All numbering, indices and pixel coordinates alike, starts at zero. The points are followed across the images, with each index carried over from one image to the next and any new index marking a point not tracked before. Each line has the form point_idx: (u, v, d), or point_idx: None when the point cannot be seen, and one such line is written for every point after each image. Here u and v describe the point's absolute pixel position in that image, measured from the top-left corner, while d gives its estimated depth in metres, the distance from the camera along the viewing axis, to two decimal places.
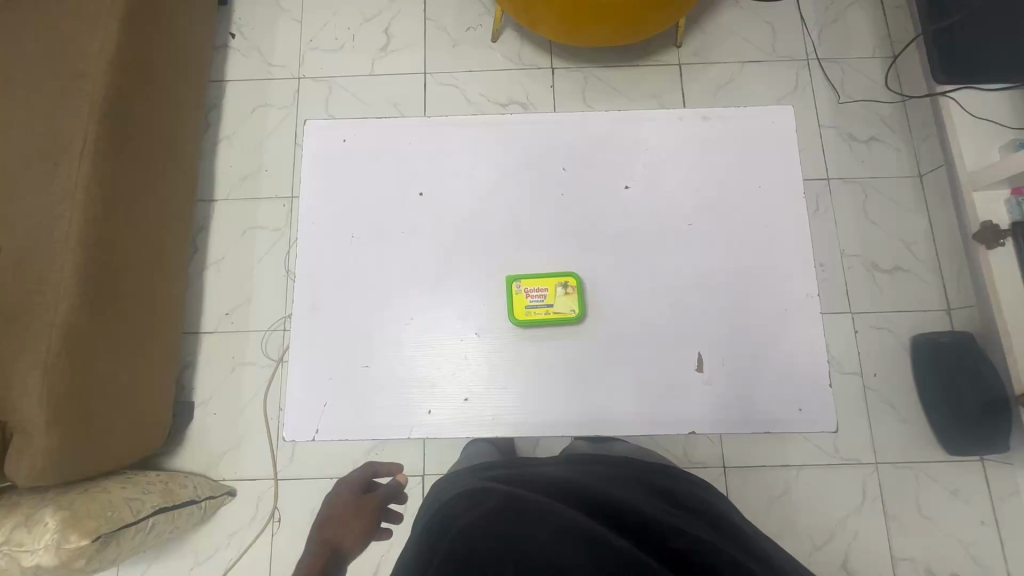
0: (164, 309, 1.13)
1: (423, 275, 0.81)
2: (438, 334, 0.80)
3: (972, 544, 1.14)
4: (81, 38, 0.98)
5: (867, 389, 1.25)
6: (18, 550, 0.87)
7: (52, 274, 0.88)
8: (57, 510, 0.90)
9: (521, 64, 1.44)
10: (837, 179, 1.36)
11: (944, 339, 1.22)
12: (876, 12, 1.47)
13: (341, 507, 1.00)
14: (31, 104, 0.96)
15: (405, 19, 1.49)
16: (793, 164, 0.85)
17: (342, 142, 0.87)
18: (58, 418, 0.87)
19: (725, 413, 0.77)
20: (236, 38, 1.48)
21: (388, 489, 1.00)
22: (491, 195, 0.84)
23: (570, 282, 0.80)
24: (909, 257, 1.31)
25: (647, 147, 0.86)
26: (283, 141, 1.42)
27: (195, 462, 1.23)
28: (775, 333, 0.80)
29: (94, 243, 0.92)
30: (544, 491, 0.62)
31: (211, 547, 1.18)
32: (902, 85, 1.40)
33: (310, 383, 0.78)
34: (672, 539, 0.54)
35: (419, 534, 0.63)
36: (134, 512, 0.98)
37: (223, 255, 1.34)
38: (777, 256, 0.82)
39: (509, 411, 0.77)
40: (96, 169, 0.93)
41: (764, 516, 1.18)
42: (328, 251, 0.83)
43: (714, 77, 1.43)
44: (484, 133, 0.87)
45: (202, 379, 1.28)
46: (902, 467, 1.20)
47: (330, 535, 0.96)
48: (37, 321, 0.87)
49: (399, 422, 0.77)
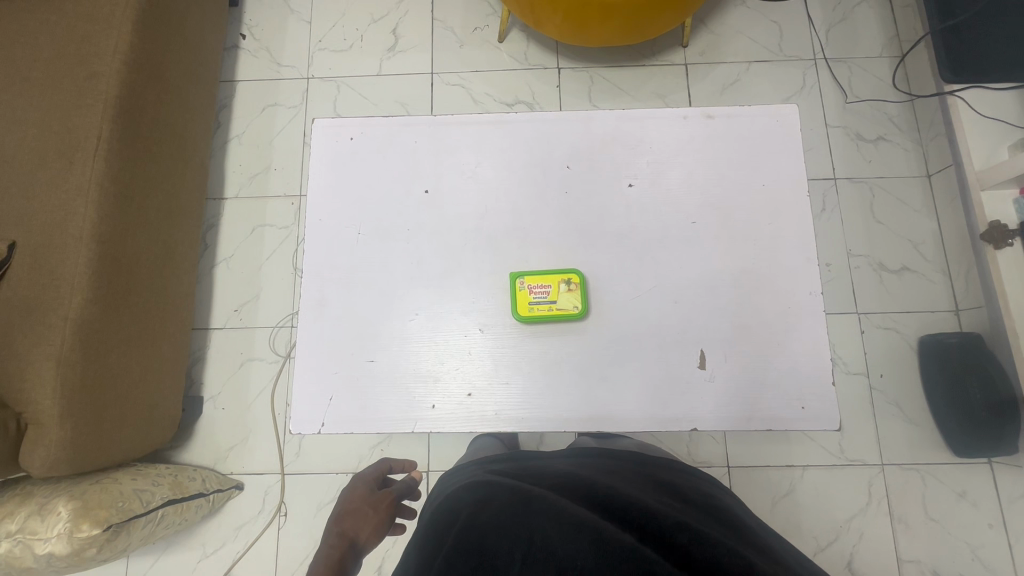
0: (175, 304, 1.15)
1: (428, 272, 0.83)
2: (441, 329, 0.81)
3: (979, 546, 1.13)
4: (96, 39, 1.00)
5: (873, 389, 1.24)
6: (32, 538, 0.90)
7: (66, 269, 0.90)
8: (69, 500, 0.92)
9: (527, 64, 1.45)
10: (845, 179, 1.36)
11: (953, 339, 1.20)
12: (884, 11, 1.46)
13: (356, 501, 0.88)
14: (48, 104, 0.98)
15: (413, 19, 1.50)
16: (796, 164, 0.85)
17: (350, 141, 0.88)
18: (70, 409, 0.89)
19: (728, 410, 0.77)
20: (247, 39, 1.50)
21: (403, 484, 0.92)
22: (494, 194, 0.85)
23: (573, 279, 0.81)
24: (916, 257, 1.30)
25: (651, 145, 0.87)
26: (292, 140, 1.43)
27: (204, 456, 1.25)
28: (778, 332, 0.80)
29: (106, 238, 0.94)
30: (549, 485, 0.62)
31: (219, 540, 1.20)
32: (910, 85, 1.39)
33: (315, 376, 0.80)
34: (675, 534, 0.53)
35: (424, 527, 0.64)
36: (144, 503, 1.00)
37: (233, 251, 1.36)
38: (780, 255, 0.82)
39: (511, 407, 0.78)
40: (110, 167, 0.95)
41: (768, 516, 1.17)
42: (333, 250, 0.84)
43: (721, 77, 1.43)
44: (490, 130, 0.88)
45: (211, 374, 1.29)
46: (909, 468, 1.19)
47: (346, 529, 0.84)
48: (51, 315, 0.88)
49: (402, 416, 0.78)
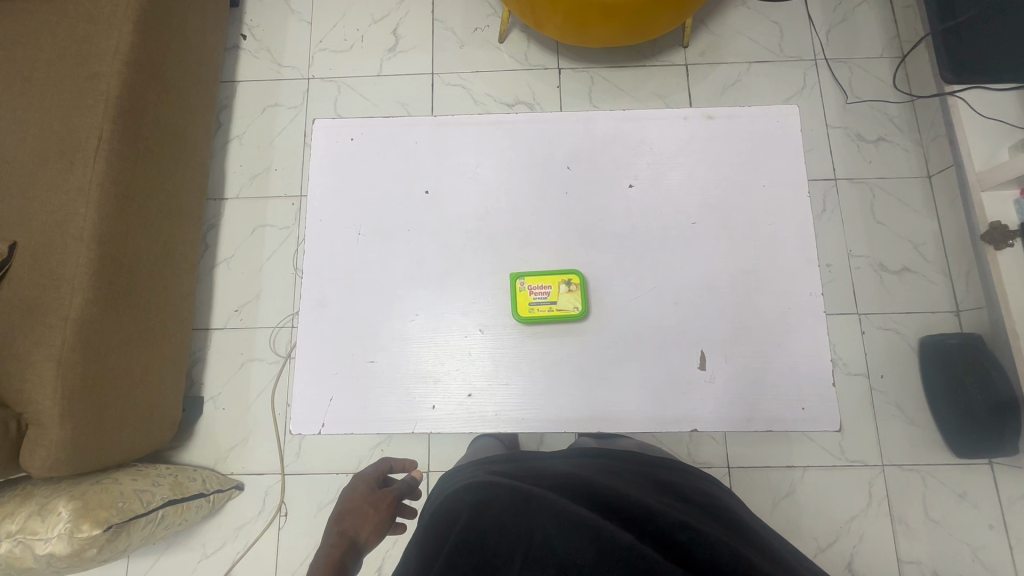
0: (176, 304, 1.15)
1: (428, 272, 0.83)
2: (442, 329, 0.81)
3: (980, 547, 1.13)
4: (96, 39, 1.00)
5: (874, 390, 1.24)
6: (32, 538, 0.90)
7: (67, 268, 0.90)
8: (69, 500, 0.92)
9: (527, 64, 1.45)
10: (845, 180, 1.36)
11: (953, 340, 1.20)
12: (885, 11, 1.46)
13: (356, 500, 0.88)
14: (49, 104, 0.98)
15: (413, 20, 1.50)
16: (797, 165, 0.85)
17: (351, 141, 0.88)
18: (70, 409, 0.89)
19: (729, 411, 0.77)
20: (248, 40, 1.50)
21: (404, 483, 0.91)
22: (494, 194, 0.85)
23: (573, 279, 0.81)
24: (917, 258, 1.30)
25: (652, 146, 0.87)
26: (293, 140, 1.43)
27: (204, 456, 1.25)
28: (778, 333, 0.80)
29: (107, 237, 0.94)
30: (549, 485, 0.62)
31: (219, 540, 1.20)
32: (911, 85, 1.39)
33: (315, 377, 0.80)
34: (675, 534, 0.53)
35: (424, 526, 0.64)
36: (144, 503, 1.00)
37: (234, 251, 1.36)
38: (781, 255, 0.82)
39: (511, 407, 0.78)
40: (111, 167, 0.95)
41: (768, 517, 1.17)
42: (334, 250, 0.84)
43: (722, 77, 1.43)
44: (491, 131, 0.88)
45: (211, 374, 1.30)
46: (909, 468, 1.19)
47: (346, 528, 0.84)
48: (52, 315, 0.88)
49: (403, 417, 0.78)
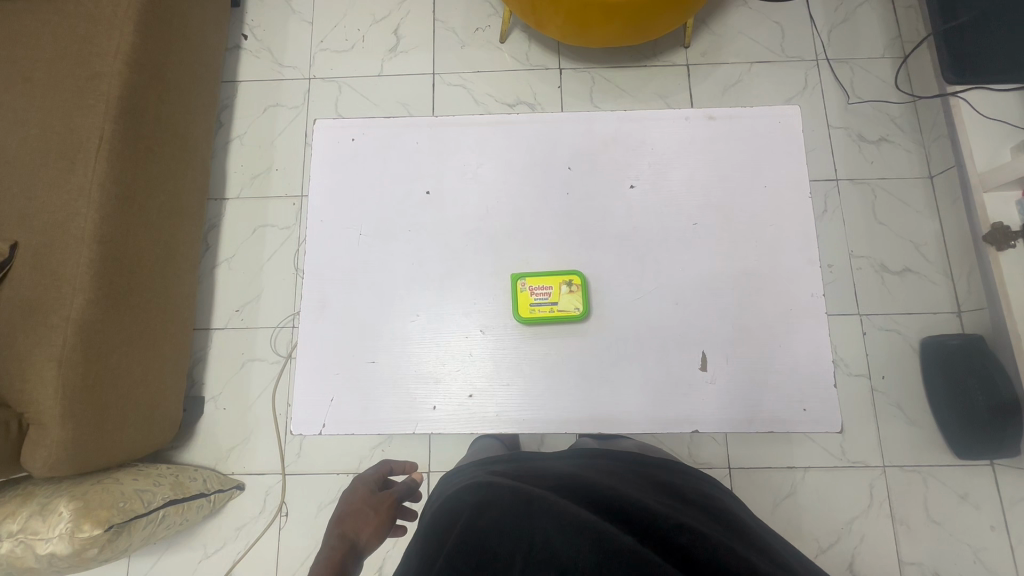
0: (177, 304, 1.15)
1: (429, 272, 0.82)
2: (442, 329, 0.81)
3: (982, 548, 1.13)
4: (98, 39, 1.00)
5: (875, 391, 1.24)
6: (33, 538, 0.90)
7: (68, 269, 0.90)
8: (70, 501, 0.92)
9: (528, 64, 1.45)
10: (846, 180, 1.35)
11: (954, 340, 1.20)
12: (887, 11, 1.46)
13: (356, 502, 0.88)
14: (51, 104, 0.98)
15: (414, 20, 1.50)
16: (798, 165, 0.85)
17: (351, 141, 0.88)
18: (71, 409, 0.89)
19: (729, 412, 0.77)
20: (249, 39, 1.50)
21: (405, 486, 0.92)
22: (495, 195, 0.85)
23: (575, 280, 0.81)
24: (918, 258, 1.30)
25: (653, 147, 0.87)
26: (294, 140, 1.44)
27: (205, 456, 1.25)
28: (779, 334, 0.80)
29: (108, 237, 0.94)
30: (550, 486, 0.62)
31: (220, 539, 1.20)
32: (912, 86, 1.39)
33: (316, 377, 0.80)
34: (675, 535, 0.53)
35: (424, 527, 0.64)
36: (145, 503, 1.00)
37: (234, 251, 1.37)
38: (782, 256, 0.82)
39: (512, 407, 0.78)
40: (112, 168, 0.95)
41: (769, 518, 1.17)
42: (335, 251, 0.84)
43: (723, 77, 1.43)
44: (492, 131, 0.88)
45: (212, 373, 1.30)
46: (910, 470, 1.19)
47: (347, 530, 0.84)
48: (54, 315, 0.89)
49: (403, 417, 0.78)
